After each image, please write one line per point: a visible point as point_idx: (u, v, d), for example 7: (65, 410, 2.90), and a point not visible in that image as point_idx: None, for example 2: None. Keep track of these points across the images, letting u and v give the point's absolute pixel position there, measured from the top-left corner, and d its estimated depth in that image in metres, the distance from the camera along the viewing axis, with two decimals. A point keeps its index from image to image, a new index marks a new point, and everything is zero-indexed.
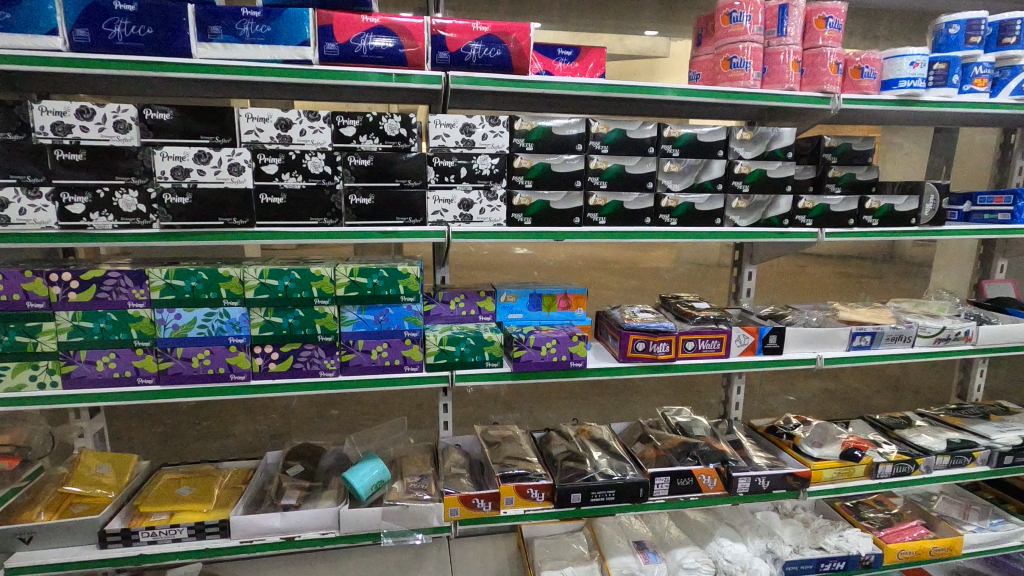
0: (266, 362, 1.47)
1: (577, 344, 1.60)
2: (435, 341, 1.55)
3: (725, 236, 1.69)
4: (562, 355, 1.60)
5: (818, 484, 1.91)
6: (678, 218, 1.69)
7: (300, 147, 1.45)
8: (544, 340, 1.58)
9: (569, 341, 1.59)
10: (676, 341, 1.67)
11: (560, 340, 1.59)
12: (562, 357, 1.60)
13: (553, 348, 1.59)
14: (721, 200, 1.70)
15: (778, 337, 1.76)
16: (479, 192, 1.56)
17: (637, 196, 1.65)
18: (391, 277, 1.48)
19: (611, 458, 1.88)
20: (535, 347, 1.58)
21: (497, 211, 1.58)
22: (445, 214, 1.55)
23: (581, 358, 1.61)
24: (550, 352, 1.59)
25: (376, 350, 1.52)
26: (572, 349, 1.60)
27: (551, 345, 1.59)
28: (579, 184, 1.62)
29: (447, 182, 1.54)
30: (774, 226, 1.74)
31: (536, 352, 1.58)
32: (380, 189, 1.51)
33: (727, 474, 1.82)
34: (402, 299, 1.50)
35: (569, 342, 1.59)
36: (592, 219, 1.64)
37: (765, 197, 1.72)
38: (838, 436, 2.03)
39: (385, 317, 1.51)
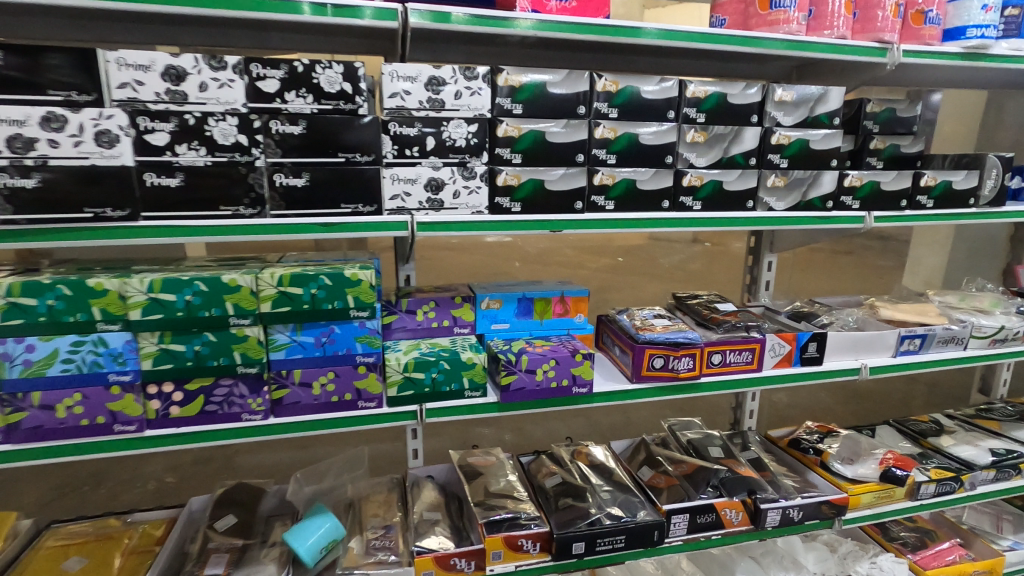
0: (165, 406, 1.08)
1: (582, 364, 1.25)
2: (397, 368, 1.18)
3: (759, 223, 1.37)
4: (563, 379, 1.25)
5: (855, 510, 1.63)
6: (703, 201, 1.35)
7: (201, 108, 1.04)
8: (540, 362, 1.23)
9: (571, 361, 1.25)
10: (702, 355, 1.35)
11: (560, 361, 1.24)
12: (563, 382, 1.25)
13: (551, 372, 1.24)
14: (754, 178, 1.37)
15: (818, 345, 1.45)
16: (453, 169, 1.18)
17: (653, 173, 1.31)
18: (336, 286, 1.10)
19: (616, 491, 1.56)
20: (529, 371, 1.22)
21: (477, 195, 1.20)
22: (408, 199, 1.17)
23: (587, 382, 1.27)
24: (548, 376, 1.24)
25: (320, 382, 1.14)
26: (576, 371, 1.25)
27: (549, 367, 1.24)
28: (582, 159, 1.26)
29: (409, 155, 1.16)
30: (815, 210, 1.42)
31: (530, 378, 1.23)
32: (317, 166, 1.11)
33: (755, 507, 1.53)
34: (352, 314, 1.13)
35: (572, 362, 1.24)
36: (598, 204, 1.29)
37: (807, 173, 1.40)
38: (872, 451, 1.76)
39: (330, 338, 1.13)
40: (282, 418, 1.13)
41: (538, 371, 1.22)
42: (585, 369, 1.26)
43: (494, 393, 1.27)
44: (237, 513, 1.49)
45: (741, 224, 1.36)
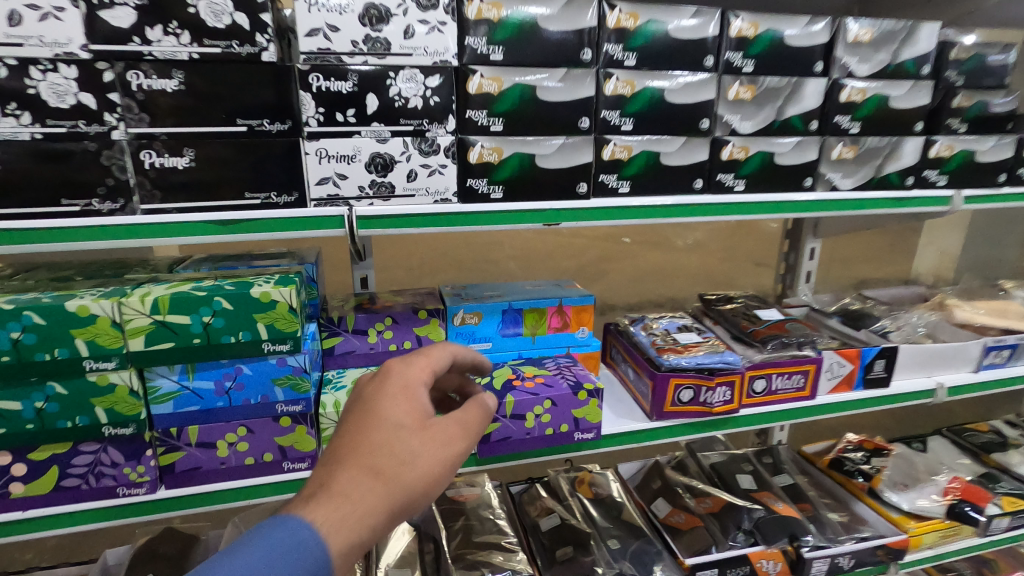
0: (3, 483, 0.77)
1: (586, 405, 0.94)
2: (335, 418, 0.87)
3: (819, 209, 1.04)
4: (563, 424, 0.94)
5: (915, 552, 1.36)
6: (747, 179, 1.01)
7: (15, 53, 0.69)
8: (531, 405, 0.92)
9: (573, 401, 0.93)
10: (742, 382, 1.03)
11: (557, 403, 0.93)
12: (562, 429, 0.94)
13: (546, 418, 0.93)
14: (815, 148, 1.03)
15: (886, 362, 1.14)
16: (406, 141, 0.84)
17: (683, 143, 0.97)
18: (238, 312, 0.78)
19: (628, 538, 1.28)
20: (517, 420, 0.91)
21: (441, 176, 0.86)
22: (343, 184, 0.83)
23: (594, 427, 0.96)
24: (541, 422, 0.93)
25: (226, 441, 0.83)
26: (579, 415, 0.94)
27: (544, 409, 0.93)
28: (587, 125, 0.91)
29: (341, 121, 0.81)
30: (891, 188, 1.09)
31: (519, 427, 0.92)
32: (205, 139, 0.77)
33: (797, 557, 1.25)
34: (266, 348, 0.81)
35: (573, 402, 0.93)
36: (609, 187, 0.95)
37: (884, 140, 1.06)
38: (934, 478, 1.46)
39: (236, 383, 0.81)
40: (176, 491, 0.83)
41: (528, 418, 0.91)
42: (591, 411, 0.95)
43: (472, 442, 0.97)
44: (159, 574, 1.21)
45: (796, 209, 1.03)
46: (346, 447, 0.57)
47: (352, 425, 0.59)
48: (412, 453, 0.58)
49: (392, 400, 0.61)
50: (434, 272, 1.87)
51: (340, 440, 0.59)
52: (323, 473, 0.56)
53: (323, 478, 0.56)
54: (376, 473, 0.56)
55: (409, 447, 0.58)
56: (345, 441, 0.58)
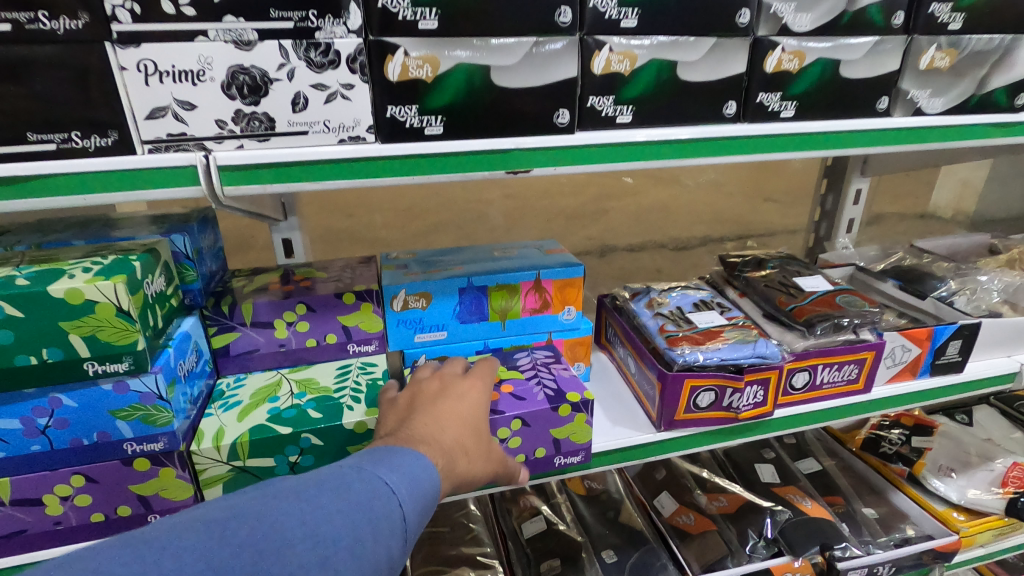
0: None
1: (569, 423, 0.71)
2: (217, 457, 0.62)
3: (893, 141, 0.76)
4: (537, 449, 0.71)
5: (965, 552, 1.16)
6: (799, 101, 0.72)
7: None
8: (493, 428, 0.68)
9: (551, 420, 0.70)
10: (780, 378, 0.78)
11: (529, 423, 0.69)
12: (537, 454, 0.71)
13: (514, 443, 0.70)
14: (897, 53, 0.73)
15: (962, 344, 0.88)
16: (284, 46, 0.54)
17: (712, 47, 0.67)
18: (33, 321, 0.51)
19: (626, 547, 1.07)
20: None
21: (346, 102, 0.57)
22: (192, 117, 0.54)
23: (578, 449, 0.73)
24: (509, 450, 0.70)
25: (57, 495, 0.59)
26: (559, 436, 0.71)
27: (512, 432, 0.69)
28: (569, 20, 0.60)
29: (173, 15, 0.51)
30: (993, 111, 0.79)
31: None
32: None
33: (829, 568, 1.04)
34: (91, 371, 0.55)
35: (552, 421, 0.70)
36: (603, 115, 0.66)
37: (995, 41, 0.75)
38: (993, 463, 1.21)
39: (56, 418, 0.56)
40: None
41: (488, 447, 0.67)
42: (575, 431, 0.71)
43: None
44: None
45: (864, 143, 0.75)
46: (448, 415, 0.59)
47: (450, 401, 0.61)
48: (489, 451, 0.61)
49: (481, 395, 0.63)
50: (400, 224, 1.59)
51: (434, 406, 0.60)
52: (426, 427, 0.56)
53: (427, 432, 0.56)
54: (465, 454, 0.58)
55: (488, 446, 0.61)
56: (446, 410, 0.59)
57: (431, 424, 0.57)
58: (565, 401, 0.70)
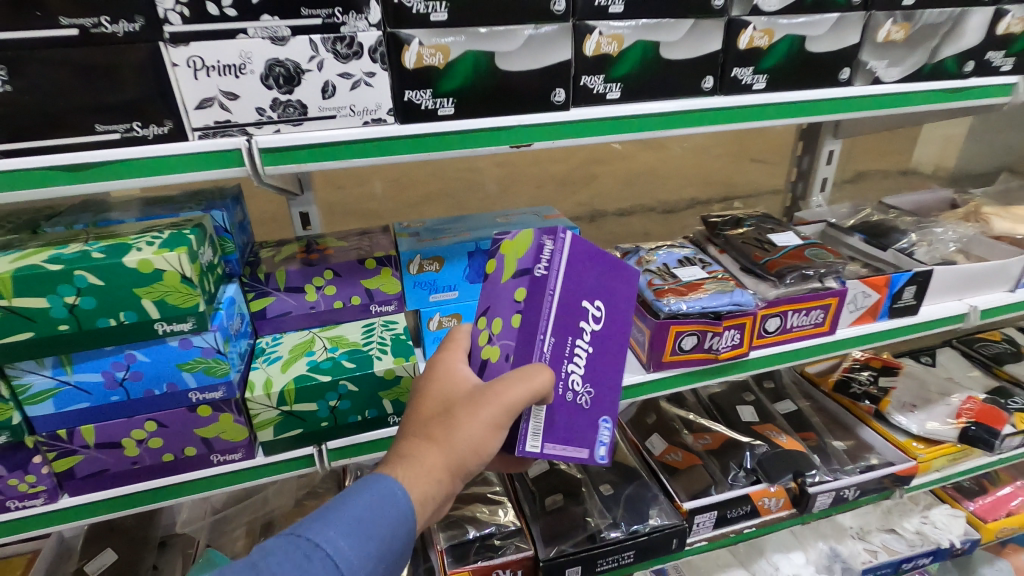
0: None
1: (503, 262, 0.69)
2: (268, 402, 0.71)
3: (855, 111, 0.84)
4: (515, 297, 0.66)
5: (922, 476, 1.29)
6: (769, 74, 0.80)
7: None
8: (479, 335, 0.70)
9: (497, 281, 0.70)
10: (754, 323, 0.88)
11: (487, 305, 0.71)
12: (518, 300, 0.66)
13: (496, 326, 0.68)
14: (857, 28, 0.81)
15: (916, 289, 0.99)
16: (313, 40, 0.61)
17: (691, 28, 0.74)
18: (112, 289, 0.60)
19: (622, 483, 1.19)
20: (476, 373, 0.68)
21: (368, 88, 0.64)
22: (235, 106, 0.61)
23: (535, 255, 0.65)
24: (501, 326, 0.67)
25: (133, 439, 0.68)
26: (512, 274, 0.68)
27: (493, 317, 0.69)
28: (563, 8, 0.67)
29: (217, 16, 0.58)
30: (944, 78, 0.88)
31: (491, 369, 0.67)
32: (25, 51, 0.55)
33: (801, 493, 1.17)
34: (160, 330, 0.63)
35: (495, 282, 0.70)
36: (594, 93, 0.74)
37: (945, 14, 0.83)
38: (946, 397, 1.35)
39: (132, 372, 0.65)
40: (83, 499, 0.69)
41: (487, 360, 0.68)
42: (513, 254, 0.68)
43: (542, 436, 0.66)
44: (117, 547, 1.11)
45: (827, 111, 0.83)
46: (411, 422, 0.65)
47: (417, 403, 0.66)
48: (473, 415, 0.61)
49: (441, 382, 0.65)
50: (399, 194, 1.66)
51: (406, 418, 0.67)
52: (394, 446, 0.65)
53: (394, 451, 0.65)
54: (434, 441, 0.62)
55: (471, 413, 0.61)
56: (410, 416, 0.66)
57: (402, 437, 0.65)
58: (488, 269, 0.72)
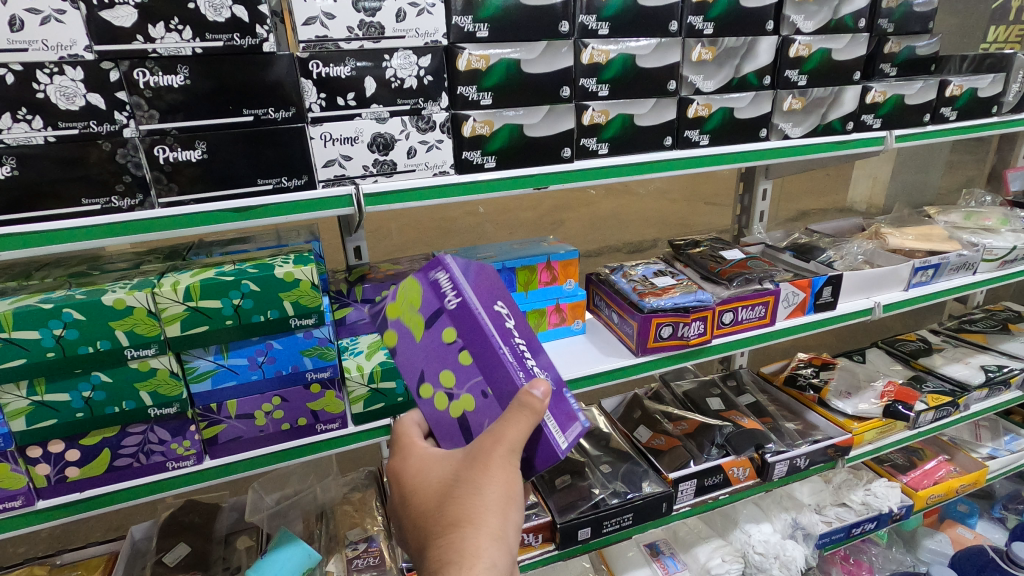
0: (59, 468, 0.83)
1: (404, 328, 0.72)
2: (360, 381, 0.95)
3: (774, 158, 1.17)
4: (469, 360, 0.70)
5: (858, 447, 1.57)
6: (711, 134, 1.12)
7: (20, 58, 0.71)
8: (432, 406, 0.72)
9: (411, 344, 0.72)
10: (714, 316, 1.17)
11: (421, 369, 0.71)
12: (454, 340, 0.70)
13: (450, 381, 0.71)
14: (768, 101, 1.14)
15: (832, 289, 1.30)
16: (404, 120, 0.89)
17: (653, 104, 1.05)
18: (265, 292, 0.84)
19: (618, 462, 1.43)
20: (458, 428, 0.72)
21: (438, 151, 0.93)
22: (348, 164, 0.88)
23: (432, 295, 0.71)
24: (438, 377, 0.71)
25: (263, 410, 0.90)
26: (422, 327, 0.71)
27: (429, 385, 0.71)
28: (567, 93, 0.98)
29: (342, 105, 0.86)
30: (834, 134, 1.22)
31: (482, 411, 0.70)
32: (213, 132, 0.80)
33: (762, 462, 1.43)
34: (293, 324, 0.87)
35: (407, 348, 0.72)
36: (590, 149, 1.04)
37: (828, 91, 1.18)
38: (871, 384, 1.67)
39: (268, 357, 0.88)
40: (221, 460, 0.90)
41: (443, 379, 0.71)
42: (408, 307, 0.72)
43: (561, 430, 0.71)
44: (190, 540, 1.28)
45: (754, 158, 1.15)
46: (425, 519, 0.67)
47: (417, 499, 0.69)
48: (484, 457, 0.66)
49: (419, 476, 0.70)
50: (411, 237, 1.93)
51: (411, 517, 0.69)
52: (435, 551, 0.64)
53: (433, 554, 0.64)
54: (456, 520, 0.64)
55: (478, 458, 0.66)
56: (416, 512, 0.68)
57: (424, 539, 0.66)
58: (388, 344, 0.73)
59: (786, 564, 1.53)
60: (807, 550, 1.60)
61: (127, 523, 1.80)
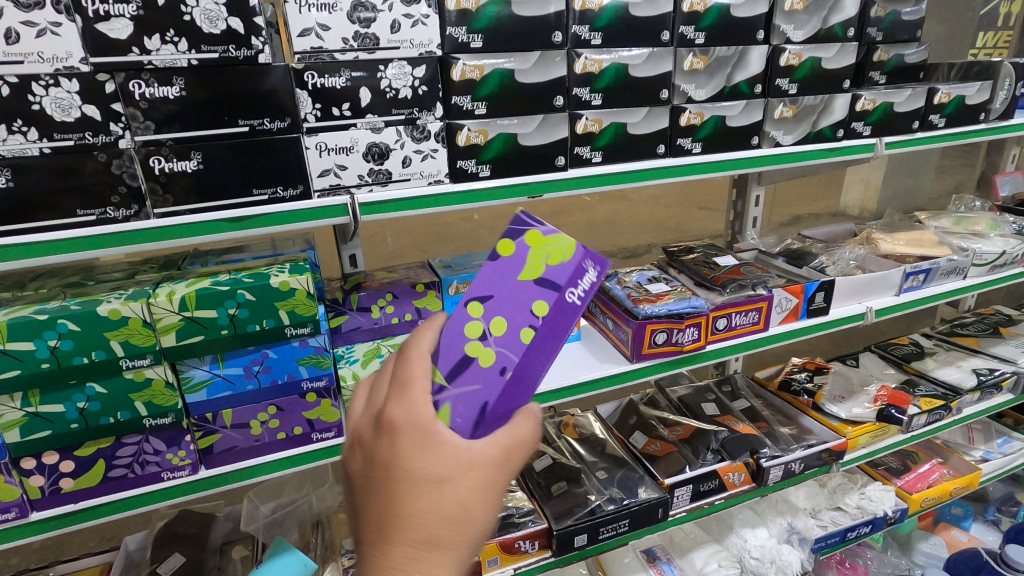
0: (53, 479, 0.82)
1: (524, 262, 0.76)
2: None
3: (765, 164, 1.18)
4: (525, 339, 0.72)
5: (852, 451, 1.58)
6: (703, 142, 1.13)
7: (16, 70, 0.71)
8: (463, 320, 0.74)
9: (513, 277, 0.76)
10: (708, 322, 1.17)
11: (496, 295, 0.75)
12: (538, 315, 0.73)
13: (498, 329, 0.73)
14: (760, 109, 1.16)
15: (825, 294, 1.31)
16: (399, 130, 0.90)
17: (646, 112, 1.06)
18: (261, 301, 0.84)
19: (614, 468, 1.43)
20: (456, 362, 0.70)
21: (433, 160, 0.93)
22: (344, 174, 0.89)
23: (566, 274, 0.75)
24: (499, 319, 0.73)
25: (259, 420, 0.90)
26: (533, 277, 0.75)
27: (487, 314, 0.74)
28: (561, 103, 0.99)
29: (337, 115, 0.86)
30: (824, 141, 1.24)
31: (484, 377, 0.69)
32: (209, 142, 0.81)
33: (758, 467, 1.44)
34: (289, 333, 0.87)
35: (511, 274, 0.76)
36: (583, 158, 1.05)
37: (818, 98, 1.20)
38: (864, 388, 1.68)
39: (263, 367, 0.88)
40: (217, 470, 0.90)
41: (499, 326, 0.73)
42: (546, 256, 0.76)
43: None
44: (184, 551, 1.27)
45: (746, 166, 1.16)
46: (393, 511, 0.54)
47: (398, 476, 0.54)
48: (485, 477, 0.57)
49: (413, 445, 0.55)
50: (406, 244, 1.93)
51: (373, 494, 0.56)
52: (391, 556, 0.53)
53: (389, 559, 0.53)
54: (439, 537, 0.54)
55: (480, 473, 0.57)
56: (385, 495, 0.55)
57: (383, 533, 0.54)
58: (505, 256, 0.78)
59: (782, 568, 1.53)
60: (803, 554, 1.61)
61: (120, 534, 1.79)
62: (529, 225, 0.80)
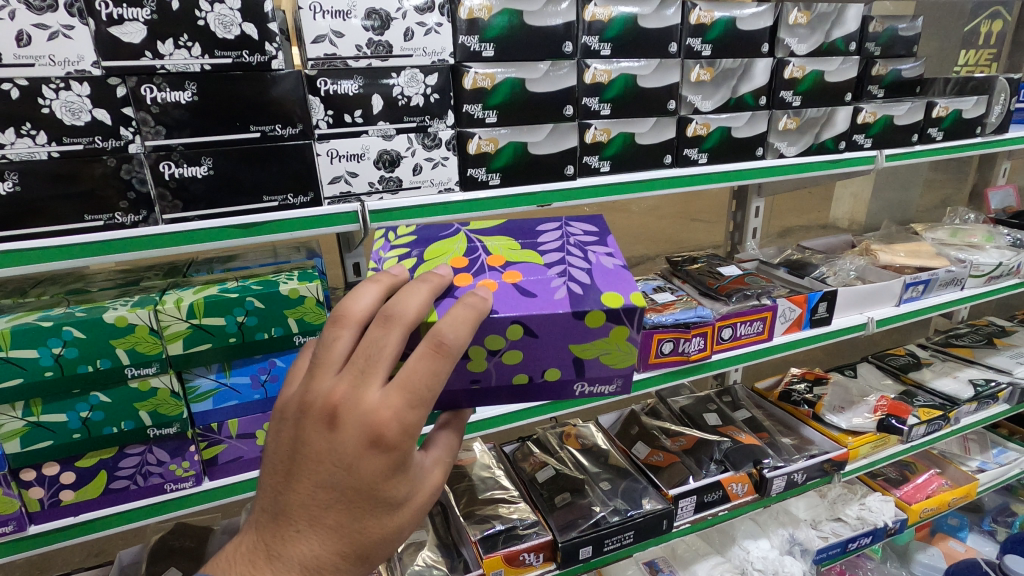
0: (53, 490, 0.80)
1: (588, 343, 0.76)
2: None
3: (771, 175, 1.19)
4: (513, 378, 0.77)
5: (853, 462, 1.58)
6: (709, 152, 1.14)
7: (26, 74, 0.70)
8: (500, 330, 0.71)
9: (566, 338, 0.75)
10: (714, 331, 1.17)
11: (540, 339, 0.73)
12: (545, 376, 0.78)
13: (510, 358, 0.75)
14: (764, 120, 1.17)
15: (828, 304, 1.31)
16: (410, 137, 0.89)
17: (653, 123, 1.07)
18: (270, 309, 0.82)
19: (617, 479, 1.42)
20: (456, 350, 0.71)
21: (444, 167, 0.93)
22: (354, 181, 0.88)
23: (594, 374, 0.79)
24: (516, 357, 0.75)
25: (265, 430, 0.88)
26: (576, 354, 0.77)
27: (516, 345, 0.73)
28: (571, 112, 0.99)
29: (349, 122, 0.86)
30: (827, 153, 1.25)
31: (460, 373, 0.74)
32: (220, 148, 0.80)
33: (761, 477, 1.44)
34: (297, 341, 0.86)
35: (569, 338, 0.75)
36: (592, 167, 1.05)
37: (821, 111, 1.21)
38: (863, 398, 1.69)
39: (271, 375, 0.87)
40: (220, 481, 0.88)
41: (513, 357, 0.74)
42: (603, 352, 0.78)
43: None
44: (180, 565, 1.24)
45: (751, 175, 1.17)
46: (335, 512, 0.52)
47: (355, 485, 0.51)
48: (424, 498, 0.58)
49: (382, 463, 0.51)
50: None
51: (319, 489, 0.52)
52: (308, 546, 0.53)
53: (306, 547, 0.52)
54: (359, 547, 0.54)
55: (420, 499, 0.57)
56: (336, 496, 0.51)
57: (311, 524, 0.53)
58: (587, 323, 0.74)
59: None
60: (805, 566, 1.59)
61: (109, 549, 1.74)
62: (630, 323, 0.75)
